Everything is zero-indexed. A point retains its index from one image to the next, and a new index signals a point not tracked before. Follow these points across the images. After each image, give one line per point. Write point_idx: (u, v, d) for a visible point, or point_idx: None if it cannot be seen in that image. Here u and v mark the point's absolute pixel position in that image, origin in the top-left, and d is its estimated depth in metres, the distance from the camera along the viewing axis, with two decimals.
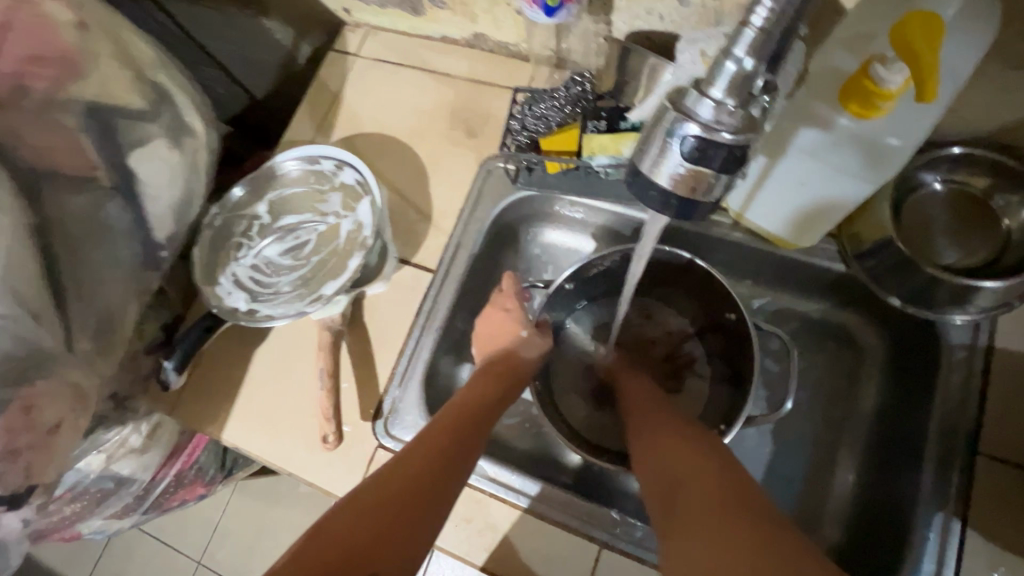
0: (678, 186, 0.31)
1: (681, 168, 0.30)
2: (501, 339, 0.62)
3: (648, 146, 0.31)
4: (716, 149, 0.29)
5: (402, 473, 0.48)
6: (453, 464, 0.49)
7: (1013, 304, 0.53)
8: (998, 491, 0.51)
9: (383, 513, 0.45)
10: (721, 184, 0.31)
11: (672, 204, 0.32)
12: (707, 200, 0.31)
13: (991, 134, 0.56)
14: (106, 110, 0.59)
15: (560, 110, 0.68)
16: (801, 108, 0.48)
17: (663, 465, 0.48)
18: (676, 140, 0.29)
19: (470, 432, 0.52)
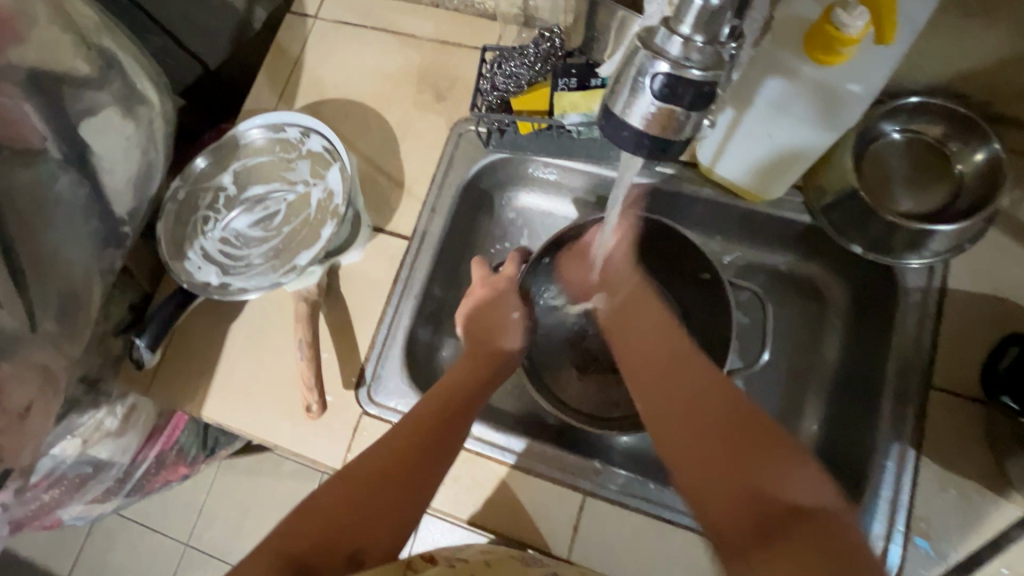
0: (651, 126, 0.31)
1: (652, 107, 0.30)
2: (490, 316, 0.62)
3: (620, 89, 0.31)
4: (686, 86, 0.29)
5: (385, 461, 0.47)
6: (437, 448, 0.49)
7: (965, 247, 0.56)
8: (951, 421, 0.55)
9: (371, 501, 0.45)
10: (692, 123, 0.31)
11: (645, 145, 0.32)
12: (679, 139, 0.32)
13: (947, 82, 0.58)
14: (48, 78, 0.55)
15: (530, 67, 0.64)
16: (767, 57, 0.48)
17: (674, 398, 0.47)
18: (647, 79, 0.29)
19: (454, 411, 0.52)
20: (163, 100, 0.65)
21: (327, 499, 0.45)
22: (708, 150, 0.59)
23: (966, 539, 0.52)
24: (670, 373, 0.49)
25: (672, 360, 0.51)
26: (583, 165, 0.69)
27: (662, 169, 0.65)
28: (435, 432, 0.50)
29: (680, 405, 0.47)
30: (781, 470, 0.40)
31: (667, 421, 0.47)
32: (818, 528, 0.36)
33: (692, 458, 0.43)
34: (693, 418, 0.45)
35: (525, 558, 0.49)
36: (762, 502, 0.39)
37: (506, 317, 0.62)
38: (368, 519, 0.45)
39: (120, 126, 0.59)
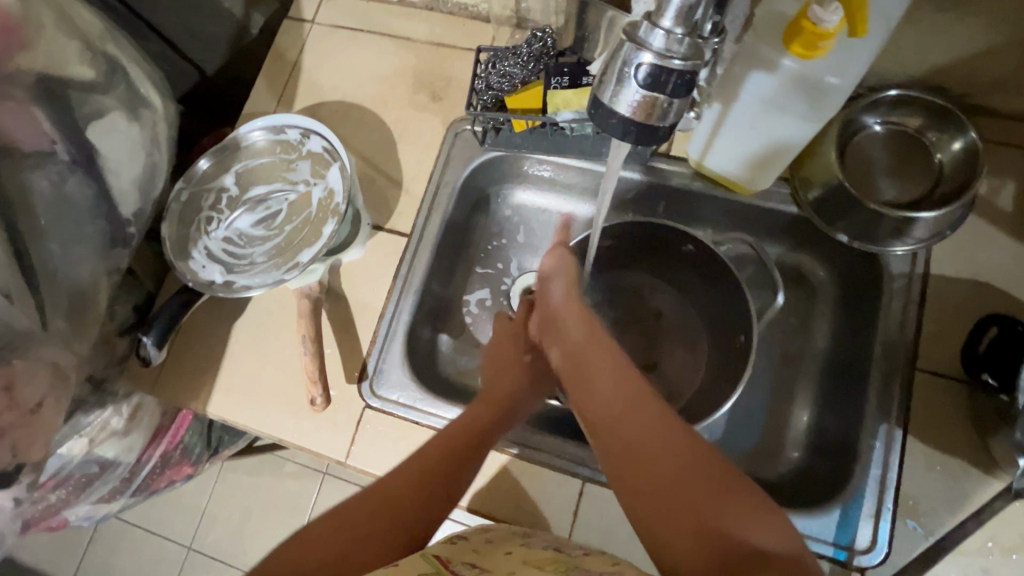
0: (637, 113, 0.33)
1: (638, 95, 0.32)
2: (502, 363, 0.63)
3: (607, 79, 0.33)
4: (669, 75, 0.31)
5: (385, 504, 0.47)
6: (437, 502, 0.48)
7: (946, 234, 0.59)
8: (936, 401, 0.57)
9: (364, 535, 0.45)
10: (674, 109, 0.33)
11: (631, 132, 0.34)
12: (663, 125, 0.34)
13: (926, 74, 0.60)
14: (56, 83, 0.57)
15: (523, 66, 0.65)
16: (750, 52, 0.50)
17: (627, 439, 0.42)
18: (632, 68, 0.31)
19: (462, 454, 0.52)
20: (166, 103, 0.67)
21: (318, 531, 0.44)
22: (697, 144, 0.61)
23: (952, 514, 0.53)
24: (625, 408, 0.44)
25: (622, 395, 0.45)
26: (576, 161, 0.71)
27: (657, 164, 0.67)
28: (436, 483, 0.49)
29: (631, 445, 0.41)
30: (742, 515, 0.36)
31: (621, 461, 0.41)
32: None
33: (651, 510, 0.38)
34: (647, 463, 0.40)
35: (524, 532, 0.52)
36: (728, 548, 0.34)
37: (519, 362, 0.62)
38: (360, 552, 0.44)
39: (126, 129, 0.62)
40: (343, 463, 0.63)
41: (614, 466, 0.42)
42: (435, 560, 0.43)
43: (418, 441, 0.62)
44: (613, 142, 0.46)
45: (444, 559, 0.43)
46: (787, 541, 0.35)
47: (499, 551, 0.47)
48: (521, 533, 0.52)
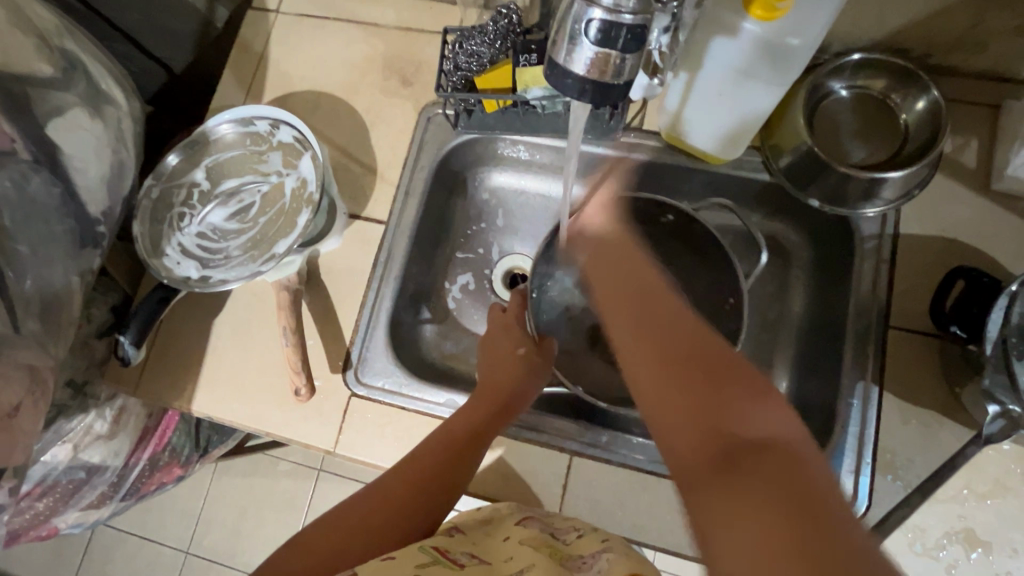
0: (591, 71, 0.33)
1: (592, 53, 0.32)
2: (501, 361, 0.60)
3: (560, 40, 0.33)
4: (620, 31, 0.32)
5: (379, 505, 0.49)
6: (435, 497, 0.50)
7: (913, 194, 0.60)
8: (909, 356, 0.58)
9: (363, 527, 0.48)
10: (628, 65, 0.34)
11: (587, 90, 0.34)
12: (619, 82, 0.34)
13: (893, 34, 0.61)
14: (11, 80, 0.58)
15: (490, 45, 0.65)
16: (713, 18, 0.50)
17: (649, 326, 0.40)
18: (583, 26, 0.32)
19: (456, 450, 0.53)
20: (128, 101, 0.68)
21: (318, 529, 0.47)
22: (668, 114, 0.62)
23: (926, 463, 0.55)
24: (643, 306, 0.42)
25: (650, 291, 0.44)
26: (550, 139, 0.71)
27: (628, 139, 0.67)
28: (435, 481, 0.51)
29: (649, 332, 0.40)
30: (753, 403, 0.33)
31: (637, 346, 0.40)
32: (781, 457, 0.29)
33: (656, 391, 0.36)
34: (663, 344, 0.38)
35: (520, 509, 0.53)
36: (726, 431, 0.32)
37: (517, 358, 0.60)
38: (360, 541, 0.47)
39: (88, 125, 0.62)
40: (332, 452, 0.63)
41: (633, 356, 0.39)
42: (432, 551, 0.44)
43: (406, 426, 0.62)
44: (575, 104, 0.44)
45: (441, 551, 0.44)
46: (795, 428, 0.31)
47: (499, 537, 0.48)
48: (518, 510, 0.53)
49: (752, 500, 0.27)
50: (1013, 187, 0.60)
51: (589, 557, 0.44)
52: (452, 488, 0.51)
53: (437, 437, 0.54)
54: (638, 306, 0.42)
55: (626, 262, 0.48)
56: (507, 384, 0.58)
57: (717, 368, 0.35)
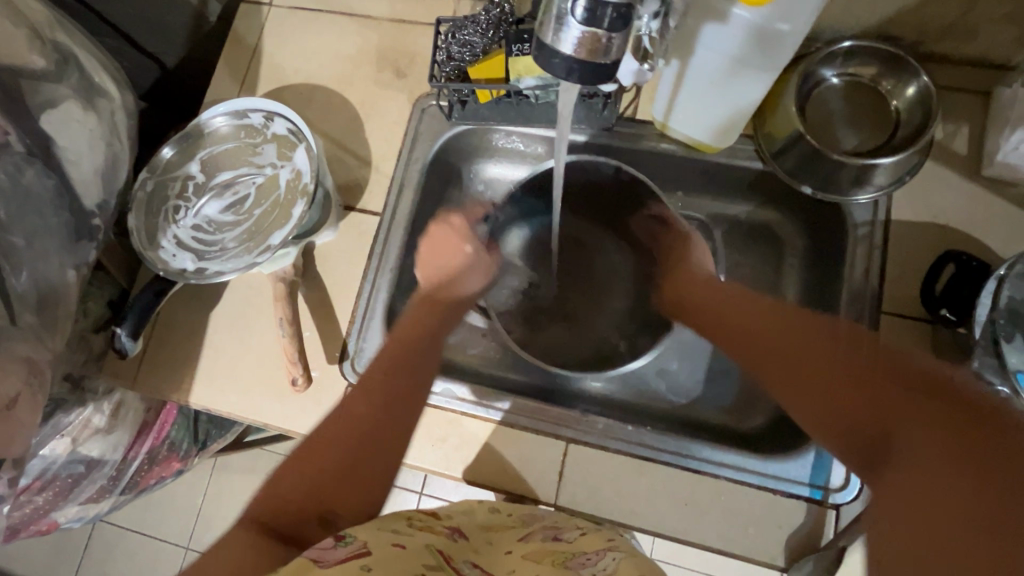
0: (580, 51, 0.33)
1: (580, 32, 0.33)
2: (451, 265, 0.63)
3: (548, 21, 0.34)
4: (607, 10, 0.32)
5: (345, 430, 0.50)
6: (396, 400, 0.52)
7: (905, 180, 0.60)
8: (900, 341, 0.58)
9: (341, 460, 0.48)
10: (616, 45, 0.34)
11: (575, 71, 0.35)
12: (607, 63, 0.35)
13: (884, 20, 0.61)
14: (5, 73, 0.58)
15: (483, 35, 0.65)
16: (703, 4, 0.50)
17: (790, 346, 0.53)
18: (570, 5, 0.32)
19: (410, 365, 0.55)
20: (122, 93, 0.68)
21: (294, 470, 0.48)
22: (661, 104, 0.62)
23: None
24: (786, 334, 0.54)
25: (768, 316, 0.56)
26: (544, 130, 0.71)
27: (622, 129, 0.67)
28: (393, 389, 0.53)
29: (794, 353, 0.52)
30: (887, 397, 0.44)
31: (789, 366, 0.52)
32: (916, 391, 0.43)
33: (815, 401, 0.49)
34: (817, 369, 0.50)
35: (524, 519, 0.52)
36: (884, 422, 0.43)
37: (468, 261, 0.63)
38: (339, 473, 0.48)
39: (83, 118, 0.63)
40: None
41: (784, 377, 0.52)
42: (439, 554, 0.43)
43: None
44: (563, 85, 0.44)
45: (447, 556, 0.43)
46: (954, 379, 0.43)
47: (500, 549, 0.48)
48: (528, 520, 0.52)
49: (934, 460, 0.38)
50: (1003, 173, 0.60)
51: (593, 555, 0.45)
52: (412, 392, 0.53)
53: (386, 354, 0.56)
54: (767, 334, 0.54)
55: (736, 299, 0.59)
56: (459, 289, 0.63)
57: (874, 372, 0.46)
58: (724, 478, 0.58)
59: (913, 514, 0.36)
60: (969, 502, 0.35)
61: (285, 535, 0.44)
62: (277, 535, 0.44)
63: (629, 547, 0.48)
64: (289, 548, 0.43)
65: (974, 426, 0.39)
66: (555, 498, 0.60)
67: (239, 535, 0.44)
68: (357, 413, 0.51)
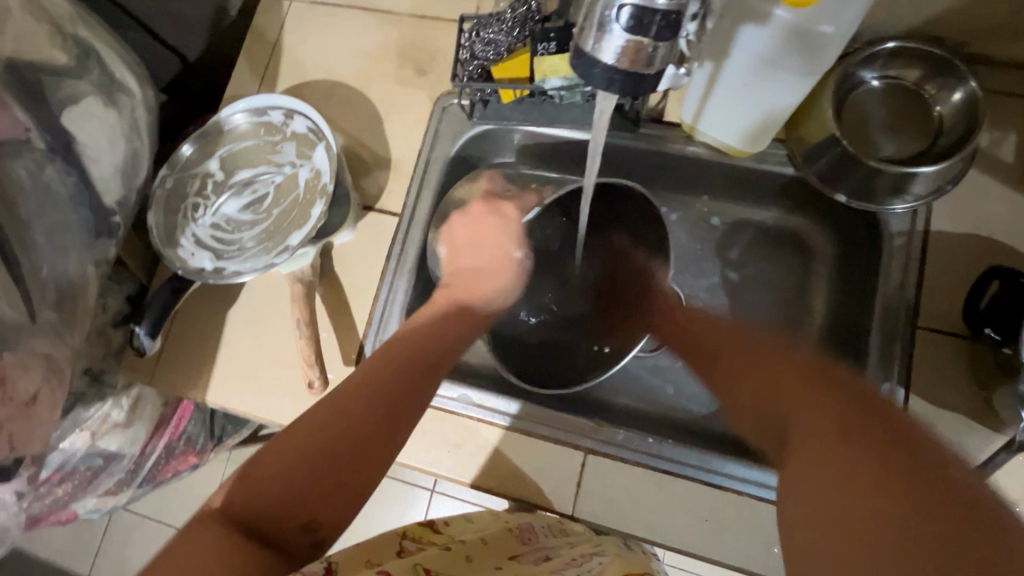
0: (622, 60, 0.32)
1: (623, 40, 0.31)
2: (488, 259, 0.67)
3: (589, 27, 0.32)
4: (654, 16, 0.30)
5: (337, 429, 0.45)
6: (401, 411, 0.48)
7: (947, 189, 0.57)
8: (936, 357, 0.56)
9: (326, 467, 0.44)
10: (661, 54, 0.32)
11: (616, 81, 0.33)
12: (651, 72, 0.33)
13: (930, 22, 0.58)
14: (24, 68, 0.59)
15: (508, 33, 0.63)
16: (742, 5, 0.48)
17: (732, 362, 0.54)
18: (614, 12, 0.31)
19: (416, 371, 0.51)
20: (144, 89, 0.67)
21: (274, 466, 0.44)
22: (691, 106, 0.60)
23: None
24: (739, 355, 0.54)
25: (718, 330, 0.58)
26: (568, 131, 0.69)
27: (648, 131, 0.65)
28: (397, 393, 0.49)
29: (759, 376, 0.50)
30: (816, 392, 0.45)
31: (733, 368, 0.53)
32: (844, 404, 0.42)
33: (731, 389, 0.52)
34: (774, 382, 0.49)
35: (523, 530, 0.53)
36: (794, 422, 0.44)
37: (505, 260, 0.67)
38: (323, 479, 0.44)
39: (103, 114, 0.62)
40: None
41: (727, 376, 0.53)
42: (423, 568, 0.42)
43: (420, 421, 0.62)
44: (599, 95, 0.43)
45: (433, 571, 0.42)
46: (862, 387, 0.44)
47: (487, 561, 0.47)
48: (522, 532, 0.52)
49: (838, 478, 0.38)
50: None
51: (580, 559, 0.47)
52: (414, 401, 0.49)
53: (392, 351, 0.51)
54: (727, 356, 0.55)
55: (712, 331, 0.58)
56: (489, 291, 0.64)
57: (826, 369, 0.46)
58: (747, 495, 0.57)
59: (833, 528, 0.36)
60: (881, 513, 0.35)
61: (264, 539, 0.41)
62: (254, 536, 0.41)
63: (617, 552, 0.50)
64: (267, 550, 0.40)
65: (897, 443, 0.38)
66: (571, 509, 0.59)
67: (204, 531, 0.39)
68: (348, 416, 0.46)
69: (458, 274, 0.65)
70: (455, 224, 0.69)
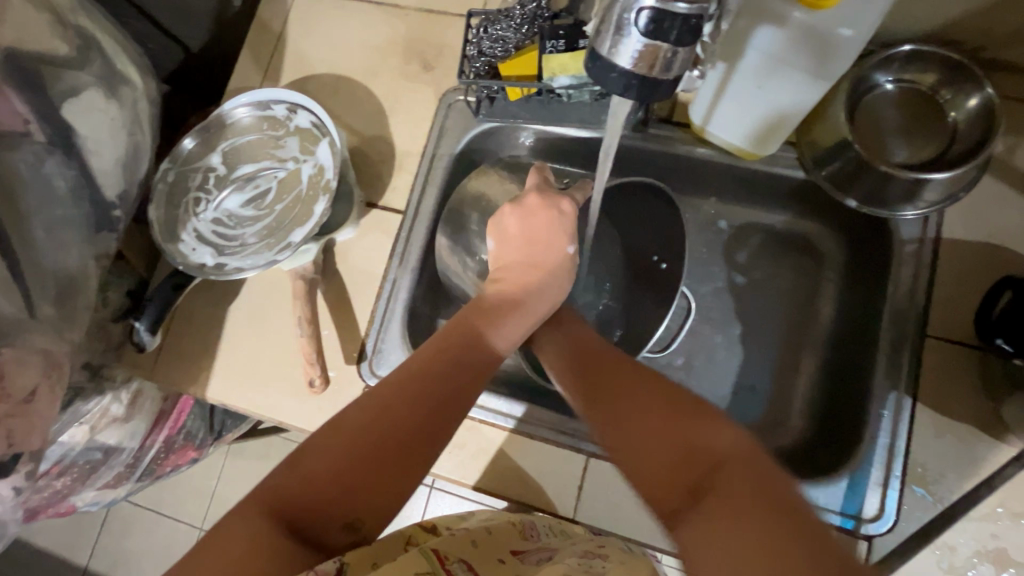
0: (639, 64, 0.31)
1: (639, 45, 0.31)
2: (536, 253, 0.56)
3: (606, 29, 0.32)
4: (673, 20, 0.30)
5: (383, 426, 0.44)
6: (450, 408, 0.46)
7: (960, 196, 0.56)
8: (946, 367, 0.55)
9: (372, 467, 0.42)
10: (679, 59, 0.32)
11: (634, 86, 0.33)
12: (667, 78, 0.32)
13: (948, 25, 0.57)
14: (26, 58, 0.58)
15: (517, 30, 0.62)
16: (758, 6, 0.47)
17: (616, 411, 0.44)
18: (632, 15, 0.30)
19: (466, 363, 0.48)
20: (145, 82, 0.68)
21: (318, 463, 0.42)
22: (701, 107, 0.59)
23: (964, 480, 0.53)
24: (620, 392, 0.45)
25: (616, 364, 0.48)
26: (575, 129, 0.68)
27: (656, 131, 0.64)
28: (436, 401, 0.46)
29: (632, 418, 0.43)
30: (714, 431, 0.39)
31: (596, 406, 0.46)
32: (743, 463, 0.37)
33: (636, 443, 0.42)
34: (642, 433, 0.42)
35: (525, 527, 0.51)
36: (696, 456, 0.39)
37: (558, 258, 0.56)
38: (370, 480, 0.42)
39: (104, 107, 0.62)
40: None
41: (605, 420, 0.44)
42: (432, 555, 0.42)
43: None
44: (616, 99, 0.43)
45: (441, 554, 0.42)
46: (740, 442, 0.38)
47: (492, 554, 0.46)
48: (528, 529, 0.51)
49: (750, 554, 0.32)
50: None
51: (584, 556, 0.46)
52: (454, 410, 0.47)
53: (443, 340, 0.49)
54: (590, 389, 0.47)
55: (616, 362, 0.48)
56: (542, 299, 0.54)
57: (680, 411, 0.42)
58: None
59: None
60: None
61: (304, 535, 0.40)
62: (302, 539, 0.40)
63: (619, 556, 0.48)
64: (307, 548, 0.39)
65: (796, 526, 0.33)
66: (572, 514, 0.59)
67: (247, 521, 0.39)
68: (397, 410, 0.44)
69: (505, 270, 0.56)
70: (507, 215, 0.57)
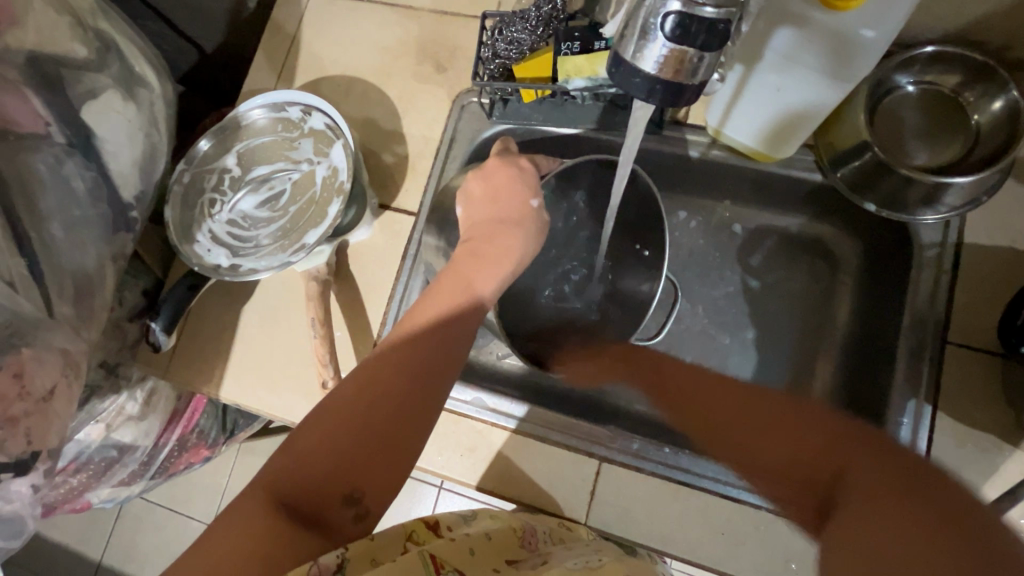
0: (663, 70, 0.31)
1: (665, 50, 0.30)
2: (501, 210, 0.54)
3: (630, 34, 0.31)
4: (698, 25, 0.29)
5: (370, 396, 0.44)
6: (433, 372, 0.46)
7: (981, 201, 0.55)
8: (967, 375, 0.54)
9: (364, 440, 0.42)
10: (705, 64, 0.31)
11: (658, 91, 0.32)
12: (692, 82, 0.32)
13: (972, 27, 0.56)
14: (46, 61, 0.59)
15: (532, 32, 0.62)
16: (780, 8, 0.46)
17: (746, 437, 0.49)
18: (659, 20, 0.30)
19: (446, 328, 0.48)
20: (162, 82, 0.68)
21: (309, 440, 0.42)
22: (717, 110, 0.58)
23: (984, 490, 0.52)
24: (777, 431, 0.47)
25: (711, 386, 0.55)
26: (587, 132, 0.67)
27: (671, 133, 0.64)
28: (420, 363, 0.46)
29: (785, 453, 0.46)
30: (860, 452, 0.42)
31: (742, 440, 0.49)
32: (878, 459, 0.41)
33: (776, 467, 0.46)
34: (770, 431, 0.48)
35: (526, 535, 0.51)
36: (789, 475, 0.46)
37: (522, 209, 0.54)
38: (364, 453, 0.42)
39: (122, 108, 0.62)
40: None
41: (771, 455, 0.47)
42: (429, 561, 0.41)
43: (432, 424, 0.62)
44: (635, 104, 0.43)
45: (437, 561, 0.42)
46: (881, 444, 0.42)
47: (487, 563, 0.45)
48: (524, 530, 0.52)
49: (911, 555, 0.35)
50: None
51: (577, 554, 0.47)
52: (441, 369, 0.46)
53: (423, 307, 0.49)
54: (733, 401, 0.52)
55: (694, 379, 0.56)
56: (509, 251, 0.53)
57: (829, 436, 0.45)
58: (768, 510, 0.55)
59: None
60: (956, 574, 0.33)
61: (308, 513, 0.41)
62: (302, 519, 0.40)
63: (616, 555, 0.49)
64: (308, 527, 0.40)
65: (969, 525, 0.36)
66: (583, 518, 0.58)
67: (244, 506, 0.39)
68: (382, 379, 0.44)
69: (473, 228, 0.54)
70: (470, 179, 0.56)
